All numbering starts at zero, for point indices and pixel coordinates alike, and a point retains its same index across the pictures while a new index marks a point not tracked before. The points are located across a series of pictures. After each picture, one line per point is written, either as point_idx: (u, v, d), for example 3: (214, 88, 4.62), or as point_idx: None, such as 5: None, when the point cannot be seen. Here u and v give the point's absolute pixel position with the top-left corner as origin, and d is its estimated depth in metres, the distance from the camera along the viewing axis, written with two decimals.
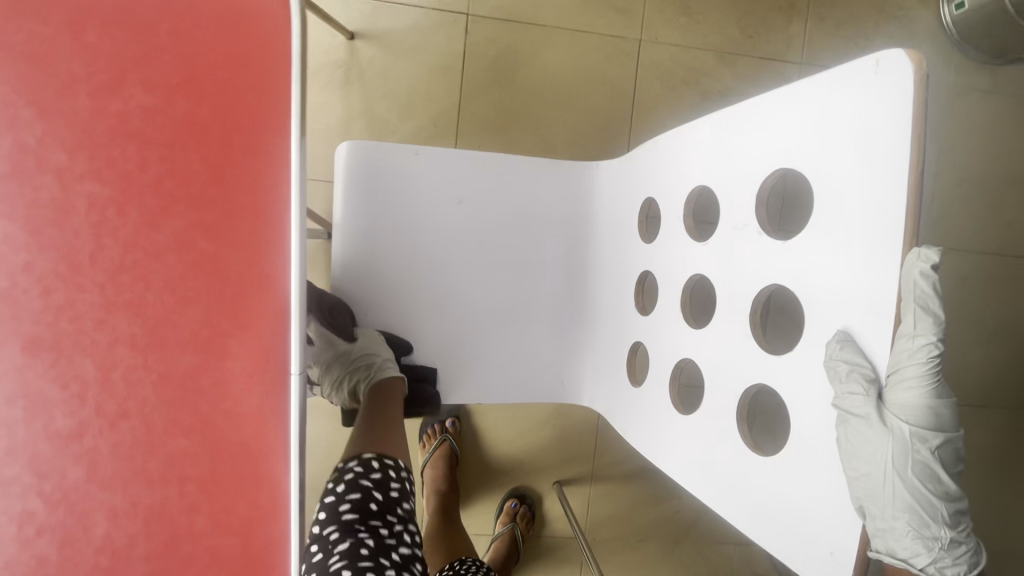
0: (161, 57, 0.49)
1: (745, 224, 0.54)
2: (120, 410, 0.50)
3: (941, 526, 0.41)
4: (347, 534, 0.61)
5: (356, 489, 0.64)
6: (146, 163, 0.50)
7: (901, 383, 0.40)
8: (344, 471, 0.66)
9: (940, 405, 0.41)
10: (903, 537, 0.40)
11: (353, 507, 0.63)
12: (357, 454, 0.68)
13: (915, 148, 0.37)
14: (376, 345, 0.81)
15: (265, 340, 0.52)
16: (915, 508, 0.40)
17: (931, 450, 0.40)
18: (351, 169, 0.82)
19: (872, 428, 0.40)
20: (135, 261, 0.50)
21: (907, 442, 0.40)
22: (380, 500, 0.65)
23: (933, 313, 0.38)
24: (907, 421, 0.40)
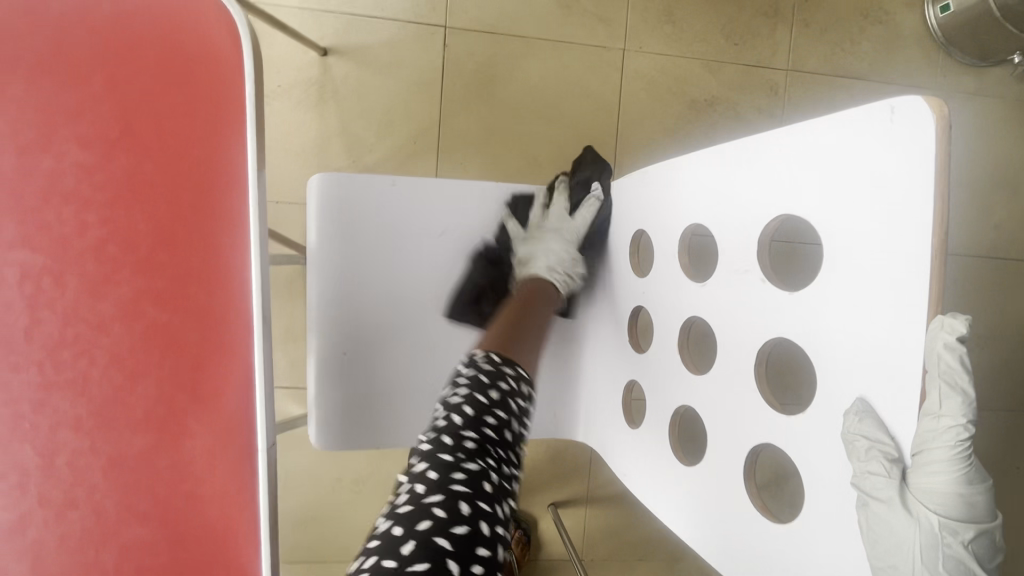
0: (98, 108, 0.44)
1: (744, 269, 0.50)
2: (67, 499, 0.45)
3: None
4: (479, 453, 0.52)
5: (502, 408, 0.56)
6: (84, 226, 0.44)
7: (928, 469, 0.36)
8: (500, 375, 0.59)
9: (973, 494, 0.37)
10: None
11: (495, 427, 0.55)
12: (514, 363, 0.62)
13: (938, 206, 0.34)
14: (574, 263, 0.80)
15: (229, 414, 0.47)
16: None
17: (964, 544, 0.36)
18: (325, 200, 0.77)
19: (896, 517, 0.36)
20: (77, 335, 0.45)
21: (934, 534, 0.37)
22: (512, 434, 0.57)
23: (961, 391, 0.35)
24: (935, 510, 0.37)
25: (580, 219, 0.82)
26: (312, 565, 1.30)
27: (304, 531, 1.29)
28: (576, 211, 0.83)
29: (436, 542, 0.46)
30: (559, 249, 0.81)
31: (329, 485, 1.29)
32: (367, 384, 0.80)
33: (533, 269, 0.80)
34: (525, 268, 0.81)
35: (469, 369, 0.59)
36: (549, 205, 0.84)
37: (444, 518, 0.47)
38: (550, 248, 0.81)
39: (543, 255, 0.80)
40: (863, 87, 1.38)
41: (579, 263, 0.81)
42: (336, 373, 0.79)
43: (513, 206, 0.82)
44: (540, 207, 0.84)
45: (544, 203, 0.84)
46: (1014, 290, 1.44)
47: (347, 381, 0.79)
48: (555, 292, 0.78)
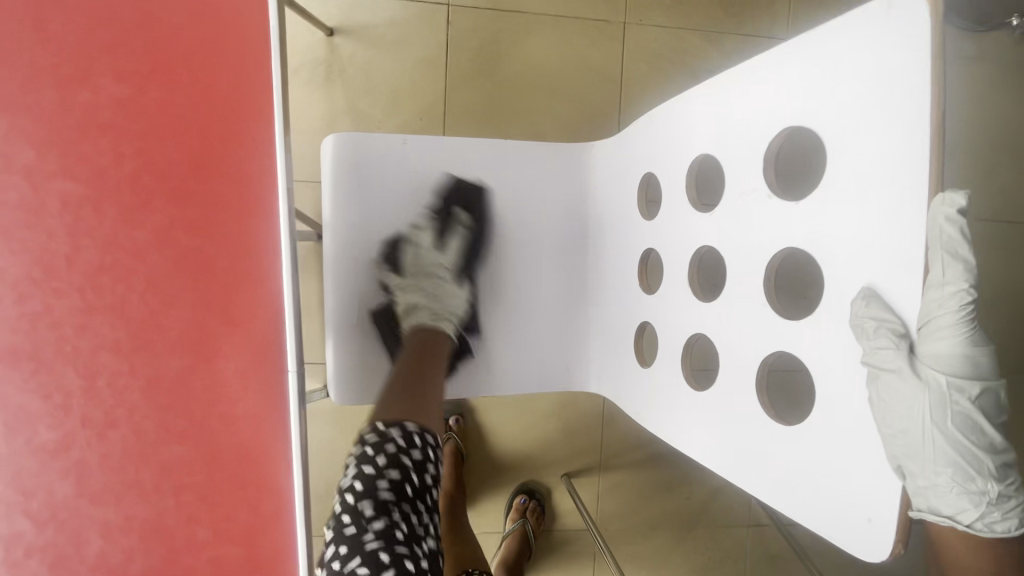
0: (130, 44, 0.46)
1: (752, 188, 0.51)
2: (108, 420, 0.48)
3: (989, 480, 0.38)
4: (383, 513, 0.51)
5: (396, 465, 0.52)
6: (120, 158, 0.47)
7: (932, 332, 0.38)
8: (386, 441, 0.54)
9: (976, 349, 0.38)
10: (948, 492, 0.38)
11: (391, 484, 0.51)
12: (400, 423, 0.55)
13: (936, 89, 0.35)
14: (458, 298, 0.82)
15: (258, 337, 0.49)
16: (957, 462, 0.38)
17: (969, 397, 0.38)
18: (338, 160, 0.79)
19: (906, 383, 0.38)
20: (115, 261, 0.47)
21: (941, 392, 0.38)
22: (419, 481, 0.54)
23: (963, 259, 0.37)
24: (942, 370, 0.38)
25: (451, 246, 0.83)
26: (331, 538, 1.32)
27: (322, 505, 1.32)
28: (448, 242, 0.83)
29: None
30: (440, 290, 0.82)
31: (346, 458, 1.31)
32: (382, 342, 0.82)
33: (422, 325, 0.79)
34: (411, 320, 0.80)
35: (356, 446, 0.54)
36: (417, 243, 0.82)
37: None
38: (432, 291, 0.82)
39: (425, 301, 0.81)
40: None
41: (467, 297, 0.83)
42: (352, 330, 0.81)
43: (384, 254, 0.81)
44: (412, 247, 0.82)
45: (416, 241, 0.82)
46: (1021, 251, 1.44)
47: (363, 339, 0.81)
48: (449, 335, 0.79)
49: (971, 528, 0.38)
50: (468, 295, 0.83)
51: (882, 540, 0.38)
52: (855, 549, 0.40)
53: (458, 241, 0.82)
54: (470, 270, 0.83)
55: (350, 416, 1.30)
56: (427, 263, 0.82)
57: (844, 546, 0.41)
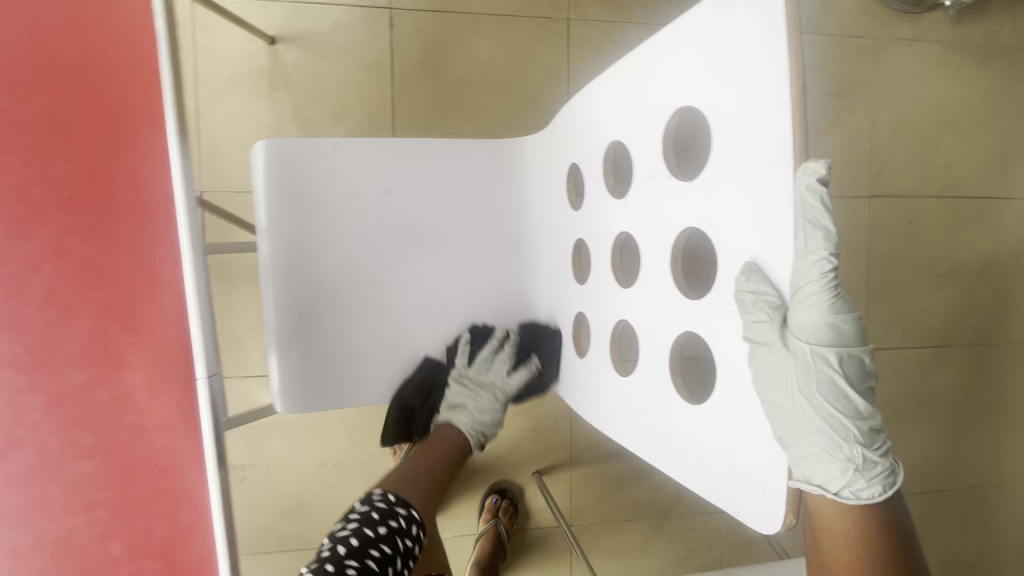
0: (11, 54, 0.46)
1: (654, 170, 0.52)
2: (10, 438, 0.46)
3: (854, 445, 0.39)
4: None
5: (389, 543, 0.63)
6: (8, 169, 0.46)
7: (803, 302, 0.39)
8: (392, 515, 0.65)
9: (840, 320, 0.39)
10: (819, 461, 0.39)
11: (378, 560, 0.61)
12: (407, 504, 0.68)
13: (794, 65, 0.36)
14: (493, 420, 0.81)
15: (167, 345, 0.48)
16: (826, 430, 0.39)
17: (835, 367, 0.39)
18: (270, 166, 0.78)
19: (776, 356, 0.39)
20: (8, 276, 0.46)
21: (808, 362, 0.40)
22: (395, 565, 0.63)
23: (823, 228, 0.38)
24: (808, 341, 0.40)
25: (520, 381, 0.80)
26: (302, 552, 1.31)
27: (291, 519, 1.30)
28: (517, 373, 0.81)
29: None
30: (488, 406, 0.81)
31: (312, 470, 1.29)
32: (323, 347, 0.81)
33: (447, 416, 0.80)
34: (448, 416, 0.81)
35: (363, 505, 0.65)
36: (498, 354, 0.81)
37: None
38: (483, 402, 0.80)
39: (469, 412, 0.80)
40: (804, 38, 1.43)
41: (499, 420, 0.82)
42: (293, 337, 0.80)
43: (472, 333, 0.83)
44: (487, 354, 0.81)
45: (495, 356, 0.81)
46: (967, 227, 1.48)
47: (305, 346, 0.80)
48: (463, 447, 0.79)
49: (839, 496, 0.39)
50: (499, 418, 0.82)
51: (775, 511, 0.39)
52: (758, 524, 0.41)
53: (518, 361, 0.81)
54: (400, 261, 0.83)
55: (313, 426, 1.29)
56: (492, 385, 0.81)
57: (750, 522, 0.41)
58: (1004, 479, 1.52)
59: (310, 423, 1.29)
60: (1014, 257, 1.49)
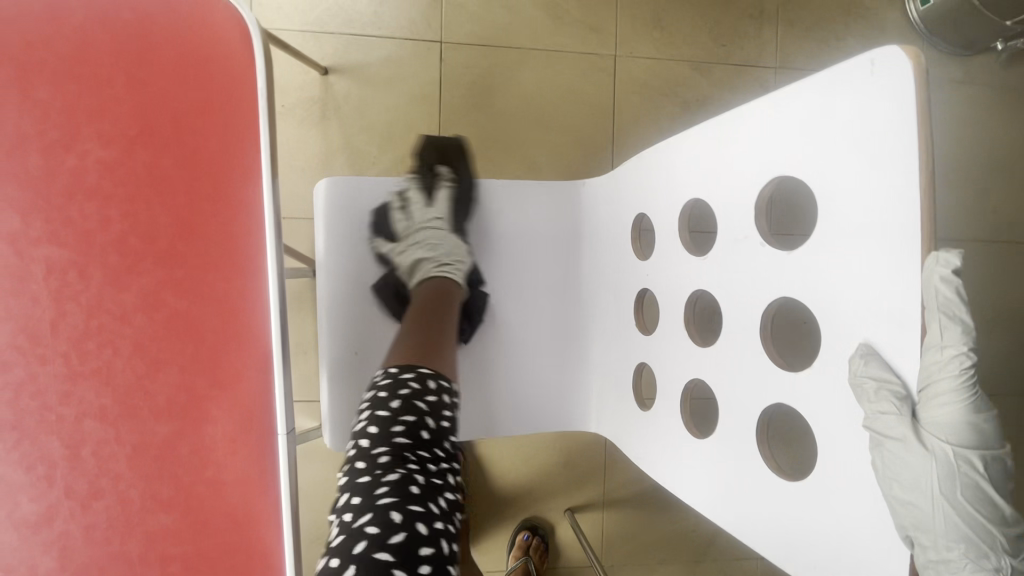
0: (118, 109, 0.47)
1: (745, 234, 0.51)
2: (92, 488, 0.46)
3: (1002, 555, 0.37)
4: (397, 462, 0.54)
5: (410, 411, 0.58)
6: (108, 222, 0.47)
7: (935, 399, 0.37)
8: (400, 385, 0.60)
9: (980, 419, 0.37)
10: (964, 570, 0.37)
11: (405, 432, 0.57)
12: (413, 367, 0.62)
13: (924, 151, 0.35)
14: (461, 248, 0.82)
15: (248, 399, 0.48)
16: (970, 537, 0.37)
17: (979, 471, 0.37)
18: (333, 204, 0.79)
19: (911, 452, 0.37)
20: (101, 325, 0.46)
21: (950, 464, 0.37)
22: (433, 429, 0.59)
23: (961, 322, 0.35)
24: (949, 441, 0.38)
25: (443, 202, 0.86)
26: None
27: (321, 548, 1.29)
28: (436, 200, 0.86)
29: (378, 559, 0.49)
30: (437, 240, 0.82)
31: None
32: None
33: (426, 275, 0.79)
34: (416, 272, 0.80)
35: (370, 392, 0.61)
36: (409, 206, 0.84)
37: (377, 533, 0.50)
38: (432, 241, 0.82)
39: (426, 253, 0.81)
40: None
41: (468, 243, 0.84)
42: (346, 376, 0.80)
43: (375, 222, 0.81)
44: (401, 212, 0.83)
45: (405, 204, 0.83)
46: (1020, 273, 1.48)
47: (357, 384, 0.80)
48: (456, 284, 0.79)
49: None
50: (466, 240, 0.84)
51: None
52: None
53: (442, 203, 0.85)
54: None
55: None
56: (423, 225, 0.83)
57: None
58: None
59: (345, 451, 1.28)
60: None
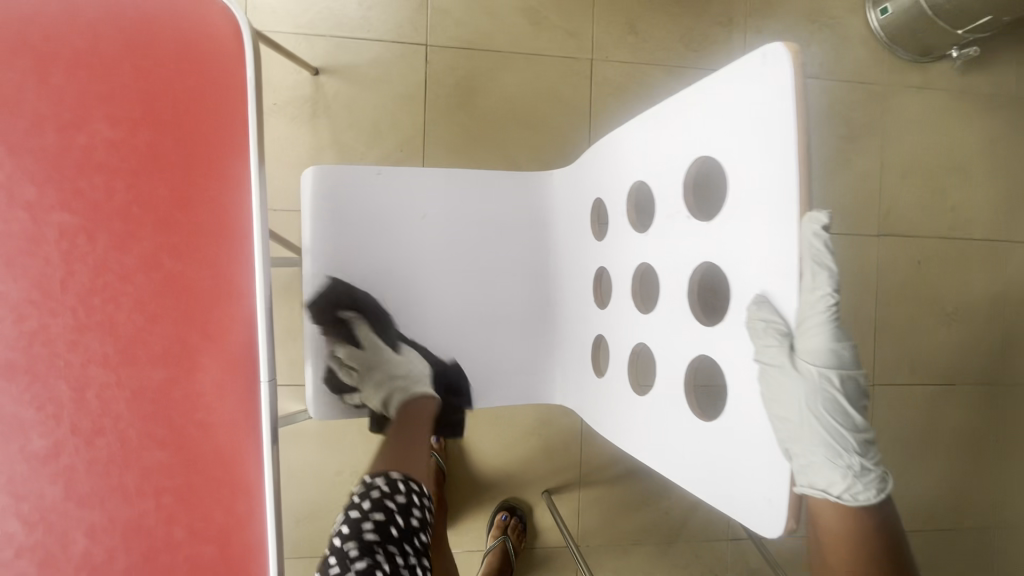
0: (124, 94, 0.53)
1: (675, 209, 0.58)
2: (95, 426, 0.52)
3: (852, 455, 0.45)
4: (365, 555, 0.62)
5: (381, 509, 0.65)
6: (113, 192, 0.53)
7: (808, 332, 0.44)
8: (372, 488, 0.66)
9: (841, 346, 0.45)
10: (823, 469, 0.44)
11: (375, 527, 0.63)
12: (385, 472, 0.68)
13: (800, 131, 0.42)
14: (409, 360, 0.87)
15: (234, 350, 0.54)
16: (829, 441, 0.45)
17: (836, 386, 0.45)
18: (320, 190, 0.86)
19: (786, 375, 0.44)
20: (105, 283, 0.53)
21: (816, 382, 0.45)
22: (401, 525, 0.65)
23: (827, 268, 0.43)
24: (814, 364, 0.45)
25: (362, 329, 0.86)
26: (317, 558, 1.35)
27: (308, 525, 1.34)
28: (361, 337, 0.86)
29: None
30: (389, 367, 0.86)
31: (330, 478, 1.34)
32: None
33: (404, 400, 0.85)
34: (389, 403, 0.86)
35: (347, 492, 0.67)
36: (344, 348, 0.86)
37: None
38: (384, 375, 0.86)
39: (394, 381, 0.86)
40: (816, 86, 1.52)
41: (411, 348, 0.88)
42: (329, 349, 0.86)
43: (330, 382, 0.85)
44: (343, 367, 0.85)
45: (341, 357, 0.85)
46: (976, 268, 1.59)
47: None
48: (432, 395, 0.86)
49: (841, 499, 0.44)
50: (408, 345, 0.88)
51: (778, 516, 0.44)
52: (763, 528, 0.45)
53: (372, 320, 0.86)
54: (431, 283, 0.89)
55: (334, 436, 1.34)
56: (367, 359, 0.86)
57: (755, 527, 0.46)
58: (1010, 515, 1.61)
59: (332, 432, 1.34)
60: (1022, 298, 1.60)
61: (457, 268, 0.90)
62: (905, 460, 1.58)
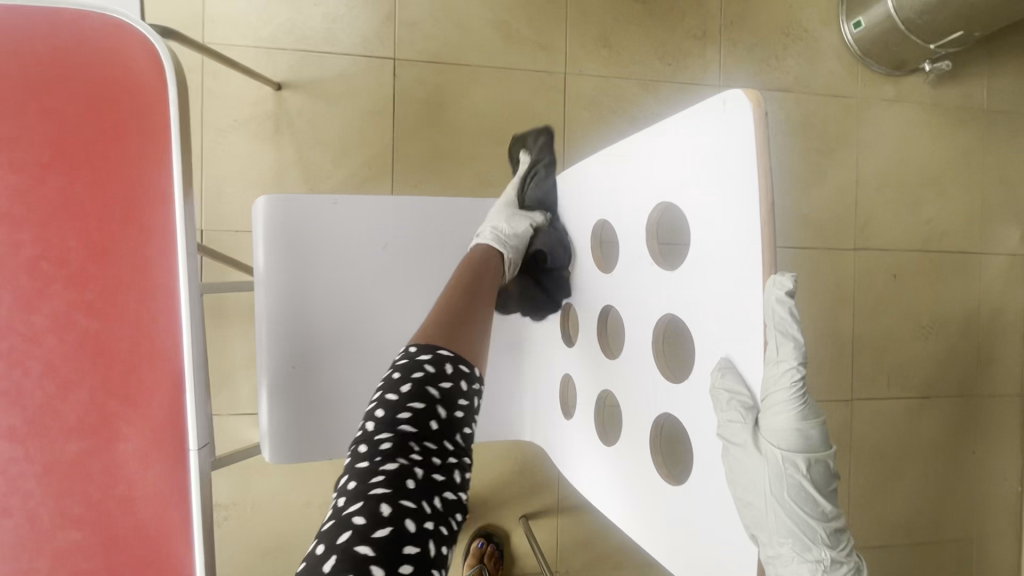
0: (32, 137, 0.48)
1: (639, 253, 0.55)
2: (1, 506, 0.47)
3: (822, 547, 0.42)
4: (399, 450, 0.48)
5: (420, 397, 0.52)
6: (19, 246, 0.48)
7: (772, 408, 0.41)
8: (415, 366, 0.54)
9: (808, 426, 0.42)
10: (790, 563, 0.41)
11: (413, 418, 0.51)
12: (432, 347, 0.57)
13: (764, 187, 0.39)
14: (518, 223, 0.74)
15: (159, 416, 0.50)
16: (796, 534, 0.41)
17: (802, 471, 0.42)
18: (271, 221, 0.81)
19: (748, 455, 0.41)
20: (11, 346, 0.48)
21: (779, 466, 0.42)
22: (443, 419, 0.52)
23: (793, 338, 0.39)
24: (779, 446, 0.42)
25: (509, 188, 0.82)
26: None
27: (274, 559, 1.29)
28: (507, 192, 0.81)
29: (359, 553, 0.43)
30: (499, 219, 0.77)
31: (297, 509, 1.29)
32: (314, 397, 0.83)
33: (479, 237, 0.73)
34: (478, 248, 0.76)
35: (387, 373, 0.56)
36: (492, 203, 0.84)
37: (361, 525, 0.44)
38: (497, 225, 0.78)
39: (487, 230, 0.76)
40: (791, 100, 1.51)
41: (531, 219, 0.76)
42: (284, 387, 0.82)
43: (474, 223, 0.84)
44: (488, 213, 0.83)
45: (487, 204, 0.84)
46: (950, 280, 1.60)
47: (295, 395, 0.82)
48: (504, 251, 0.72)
49: None
50: (532, 218, 0.76)
51: None
52: None
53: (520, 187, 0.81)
54: (391, 316, 0.85)
55: (300, 466, 1.29)
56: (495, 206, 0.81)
57: None
58: (986, 525, 1.63)
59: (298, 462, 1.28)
60: (995, 309, 1.61)
61: (419, 299, 0.86)
62: (882, 473, 1.58)
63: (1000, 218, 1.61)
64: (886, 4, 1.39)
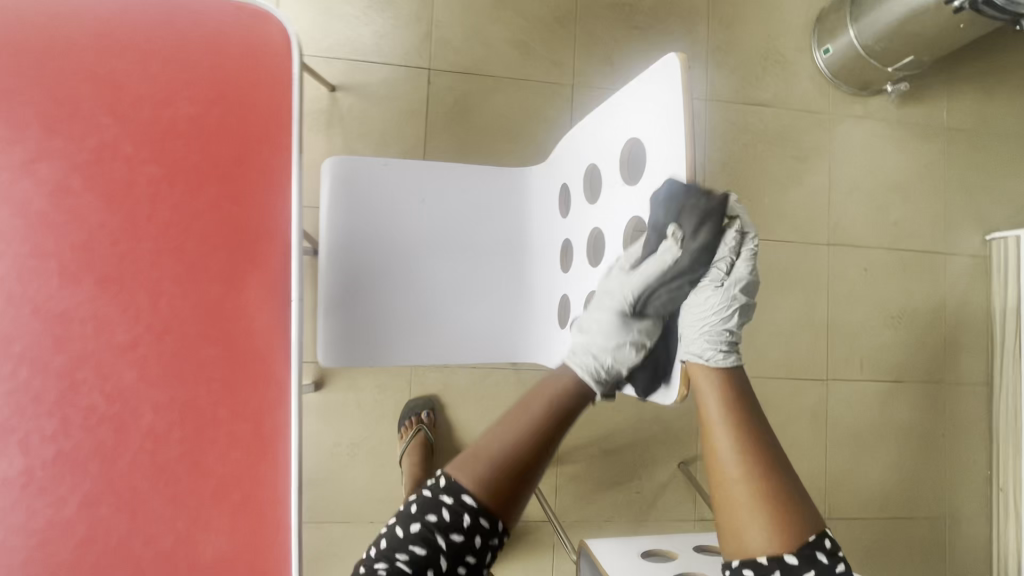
0: (201, 81, 0.71)
1: (614, 181, 0.77)
2: (165, 326, 0.68)
3: (725, 343, 0.70)
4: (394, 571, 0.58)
5: (424, 543, 0.58)
6: (189, 152, 0.71)
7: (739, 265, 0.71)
8: (431, 507, 0.59)
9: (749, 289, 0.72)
10: (699, 339, 0.70)
11: (411, 556, 0.58)
12: (457, 493, 0.59)
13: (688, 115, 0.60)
14: (625, 355, 0.70)
15: (272, 274, 0.71)
16: (715, 327, 0.70)
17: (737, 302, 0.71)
18: (336, 176, 1.04)
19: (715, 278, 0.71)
20: (180, 219, 0.70)
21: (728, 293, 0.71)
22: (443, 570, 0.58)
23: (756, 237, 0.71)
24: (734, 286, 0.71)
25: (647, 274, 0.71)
26: (313, 521, 1.47)
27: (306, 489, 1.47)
28: (640, 272, 0.71)
29: None
30: (613, 326, 0.71)
31: (328, 447, 1.48)
32: (359, 314, 1.03)
33: (573, 359, 0.72)
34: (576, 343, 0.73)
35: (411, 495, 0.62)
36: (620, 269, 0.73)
37: None
38: (604, 330, 0.72)
39: (594, 337, 0.72)
40: (770, 113, 1.73)
41: (640, 351, 0.71)
42: (337, 305, 1.03)
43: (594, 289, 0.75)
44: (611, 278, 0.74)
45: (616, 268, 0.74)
46: (917, 276, 1.77)
47: (345, 312, 1.03)
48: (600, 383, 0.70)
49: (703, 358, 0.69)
50: (639, 345, 0.71)
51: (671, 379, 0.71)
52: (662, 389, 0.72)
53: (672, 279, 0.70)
54: (424, 255, 1.06)
55: (333, 408, 1.48)
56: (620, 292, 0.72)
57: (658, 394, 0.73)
58: (957, 504, 1.75)
59: (332, 405, 1.48)
60: (960, 303, 1.78)
61: (448, 243, 1.07)
62: (857, 450, 1.72)
63: (963, 223, 1.80)
64: (850, 34, 1.63)
